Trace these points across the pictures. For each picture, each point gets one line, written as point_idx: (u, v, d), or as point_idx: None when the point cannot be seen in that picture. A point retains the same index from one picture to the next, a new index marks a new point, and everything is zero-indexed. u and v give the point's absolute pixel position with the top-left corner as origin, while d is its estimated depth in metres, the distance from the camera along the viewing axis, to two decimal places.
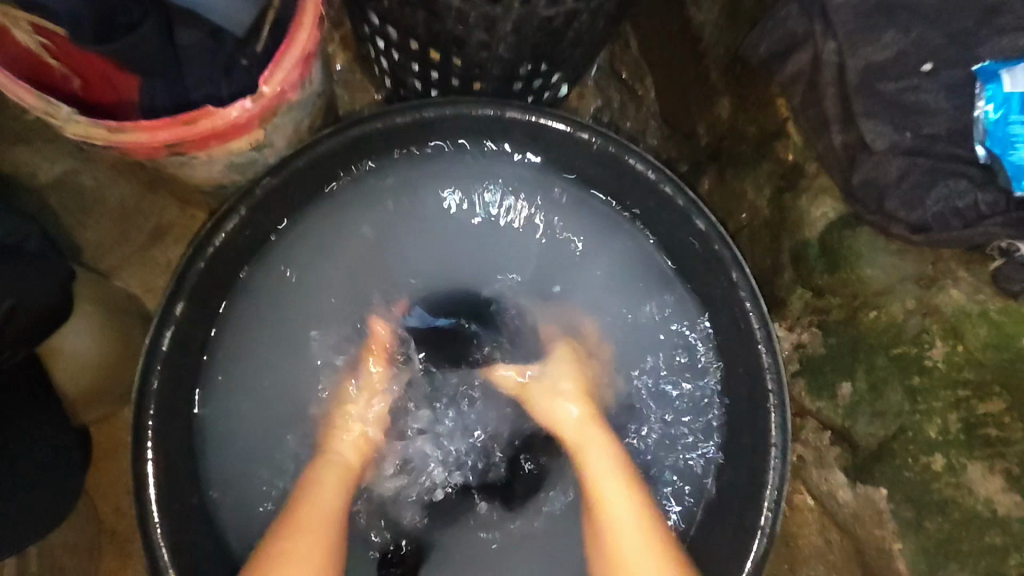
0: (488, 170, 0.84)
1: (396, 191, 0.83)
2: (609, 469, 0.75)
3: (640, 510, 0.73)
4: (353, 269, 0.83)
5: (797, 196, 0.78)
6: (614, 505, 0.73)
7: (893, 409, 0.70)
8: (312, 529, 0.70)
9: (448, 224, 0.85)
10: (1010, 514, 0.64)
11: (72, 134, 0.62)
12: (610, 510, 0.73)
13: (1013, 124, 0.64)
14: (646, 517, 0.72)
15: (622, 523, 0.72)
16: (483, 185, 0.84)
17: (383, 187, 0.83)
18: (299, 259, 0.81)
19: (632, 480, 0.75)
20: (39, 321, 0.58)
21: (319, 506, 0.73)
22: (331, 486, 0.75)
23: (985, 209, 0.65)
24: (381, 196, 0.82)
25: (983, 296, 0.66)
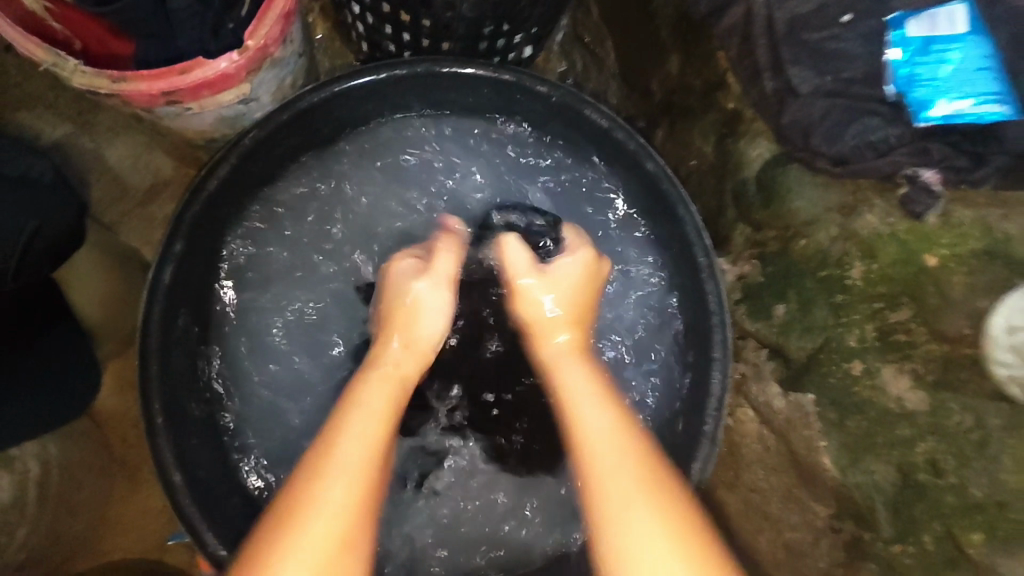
0: (457, 127, 0.94)
1: (380, 154, 0.94)
2: (609, 430, 0.60)
3: (623, 447, 0.59)
4: (336, 217, 0.92)
5: (738, 140, 0.86)
6: (610, 479, 0.57)
7: (819, 323, 0.78)
8: (355, 454, 0.58)
9: (426, 180, 0.94)
10: (918, 408, 0.72)
11: (78, 84, 0.70)
12: (603, 486, 0.57)
13: (915, 65, 0.72)
14: (632, 448, 0.59)
15: (605, 462, 0.58)
16: (453, 141, 0.94)
17: (364, 143, 0.93)
18: (291, 210, 0.91)
19: (646, 451, 0.59)
20: (55, 244, 0.67)
21: (364, 424, 0.62)
22: (379, 419, 0.63)
23: (893, 141, 0.73)
24: (365, 155, 0.93)
25: (892, 219, 0.74)
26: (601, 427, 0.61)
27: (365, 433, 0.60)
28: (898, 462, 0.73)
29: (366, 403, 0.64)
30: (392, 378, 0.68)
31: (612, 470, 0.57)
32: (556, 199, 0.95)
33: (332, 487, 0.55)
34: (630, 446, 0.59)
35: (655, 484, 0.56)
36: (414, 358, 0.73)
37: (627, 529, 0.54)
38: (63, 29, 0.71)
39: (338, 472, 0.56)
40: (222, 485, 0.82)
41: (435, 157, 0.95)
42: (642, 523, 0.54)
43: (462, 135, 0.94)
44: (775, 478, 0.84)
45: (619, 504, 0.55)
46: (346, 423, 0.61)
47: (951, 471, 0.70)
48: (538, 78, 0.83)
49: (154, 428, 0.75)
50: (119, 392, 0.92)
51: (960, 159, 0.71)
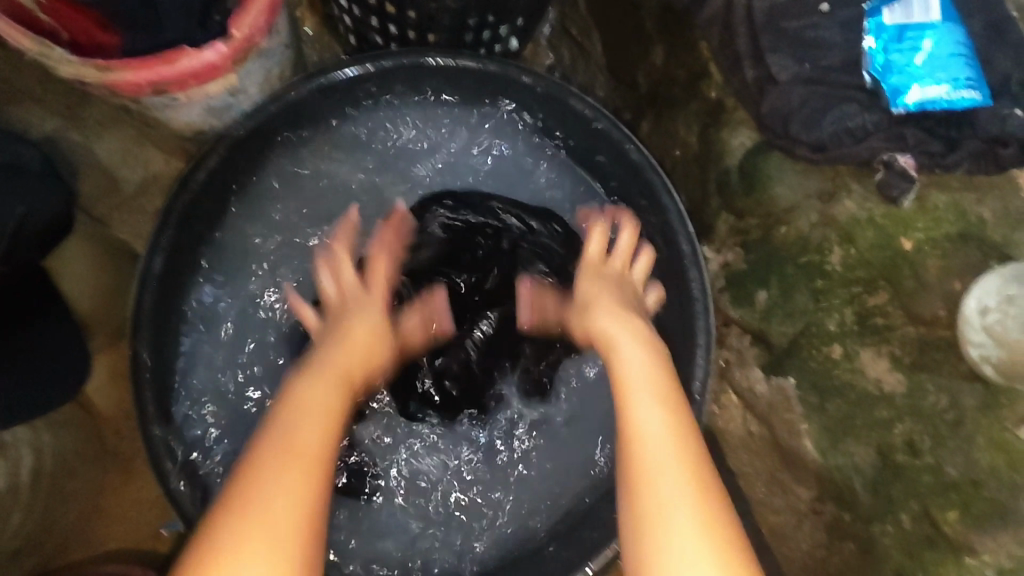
0: (446, 120, 0.94)
1: (365, 146, 0.94)
2: (663, 431, 0.61)
3: (681, 454, 0.59)
4: (328, 208, 0.94)
5: (720, 129, 0.88)
6: (660, 483, 0.57)
7: (800, 308, 0.79)
8: (292, 466, 0.56)
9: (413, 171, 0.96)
10: (895, 391, 0.74)
11: (65, 73, 0.71)
12: (656, 484, 0.58)
13: (890, 52, 0.74)
14: (687, 456, 0.59)
15: (659, 465, 0.58)
16: (442, 134, 0.95)
17: (353, 136, 0.93)
18: (279, 202, 0.92)
19: (699, 460, 0.59)
20: (46, 231, 0.68)
21: (307, 435, 0.60)
22: (317, 416, 0.62)
23: (870, 127, 0.74)
24: (350, 147, 0.94)
25: (870, 204, 0.76)
26: (654, 429, 0.61)
27: (300, 429, 0.60)
28: (877, 444, 0.74)
29: (297, 401, 0.63)
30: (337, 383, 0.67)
31: (664, 471, 0.58)
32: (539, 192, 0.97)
33: (271, 486, 0.54)
34: (681, 447, 0.60)
35: (703, 486, 0.57)
36: (359, 347, 0.73)
37: (675, 545, 0.54)
38: (50, 20, 0.72)
39: (276, 472, 0.55)
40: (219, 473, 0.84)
41: (420, 149, 0.96)
42: (687, 523, 0.55)
43: (450, 128, 0.95)
44: (759, 462, 0.85)
45: (668, 505, 0.56)
46: (286, 424, 0.60)
47: (927, 451, 0.72)
48: (523, 69, 0.84)
49: (145, 415, 0.76)
50: (111, 384, 0.93)
51: (934, 143, 0.72)
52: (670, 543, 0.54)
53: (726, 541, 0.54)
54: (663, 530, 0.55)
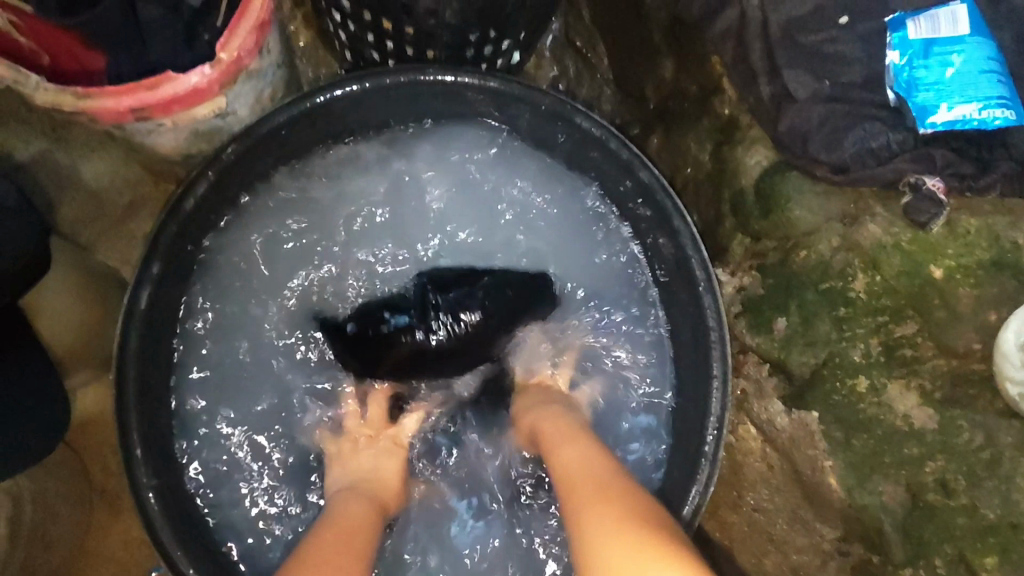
0: (445, 137, 0.90)
1: (364, 168, 0.89)
2: (586, 455, 0.66)
3: (603, 482, 0.61)
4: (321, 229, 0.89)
5: (734, 148, 0.84)
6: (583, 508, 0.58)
7: (822, 338, 0.75)
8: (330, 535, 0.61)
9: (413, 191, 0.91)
10: (926, 426, 0.70)
11: (42, 101, 0.67)
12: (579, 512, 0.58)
13: (916, 68, 0.70)
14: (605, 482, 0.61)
15: (582, 493, 0.60)
16: (440, 151, 0.90)
17: (347, 154, 0.88)
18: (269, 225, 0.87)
19: (613, 483, 0.61)
20: (23, 268, 0.64)
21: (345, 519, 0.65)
22: (362, 522, 0.66)
23: (895, 147, 0.71)
24: (347, 170, 0.89)
25: (895, 229, 0.71)
26: (571, 455, 0.67)
27: (323, 541, 0.60)
28: (907, 483, 0.70)
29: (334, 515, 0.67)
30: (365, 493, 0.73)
31: (575, 484, 0.62)
32: (547, 218, 0.91)
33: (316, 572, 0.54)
34: (590, 461, 0.65)
35: (604, 489, 0.59)
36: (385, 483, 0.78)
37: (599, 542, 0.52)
38: (29, 43, 0.67)
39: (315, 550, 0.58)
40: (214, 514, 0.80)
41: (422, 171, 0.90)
42: (589, 507, 0.57)
43: (450, 145, 0.90)
44: (780, 498, 0.80)
45: (579, 500, 0.59)
46: (328, 525, 0.64)
47: (962, 491, 0.68)
48: (528, 86, 0.80)
49: (132, 460, 0.72)
50: (99, 418, 0.89)
51: (965, 165, 0.69)
52: (579, 515, 0.57)
53: (622, 512, 0.55)
54: (574, 519, 0.57)
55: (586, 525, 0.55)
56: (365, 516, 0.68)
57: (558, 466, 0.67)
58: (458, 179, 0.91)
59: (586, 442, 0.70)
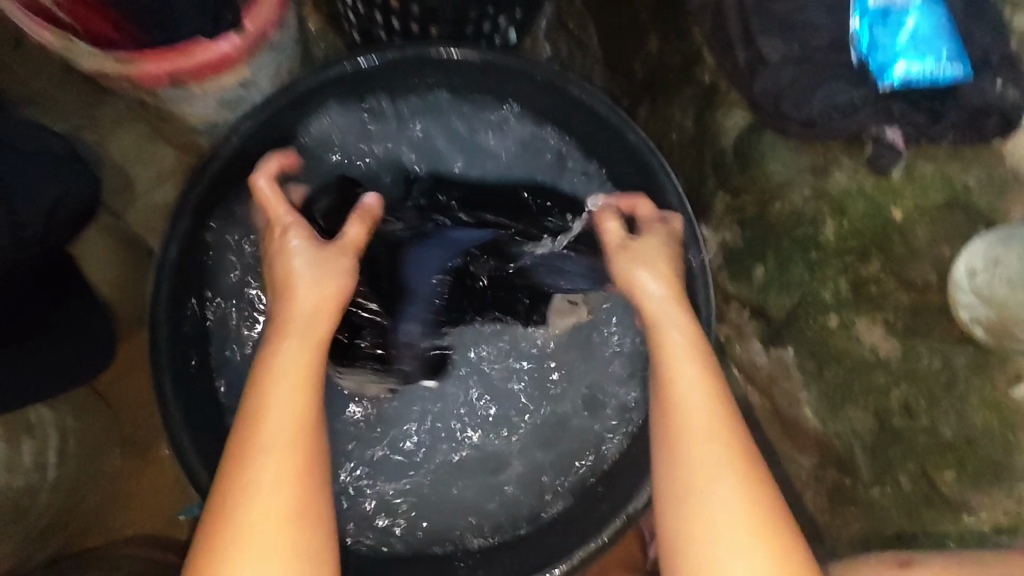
0: (446, 108, 0.96)
1: (367, 133, 0.96)
2: (697, 377, 0.66)
3: (726, 436, 0.63)
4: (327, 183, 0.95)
5: (714, 112, 0.91)
6: (713, 463, 0.62)
7: (796, 281, 0.82)
8: (282, 405, 0.61)
9: (415, 154, 0.97)
10: (890, 356, 0.76)
11: (88, 66, 0.74)
12: (703, 462, 0.62)
13: (874, 31, 0.76)
14: (732, 439, 0.63)
15: (699, 439, 0.63)
16: (442, 120, 0.97)
17: (355, 125, 0.95)
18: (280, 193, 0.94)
19: (737, 439, 0.63)
20: (77, 215, 0.71)
21: (275, 426, 0.60)
22: (283, 393, 0.62)
23: (858, 104, 0.75)
24: (355, 139, 0.96)
25: (860, 177, 0.79)
26: (684, 387, 0.66)
27: (276, 518, 0.57)
28: (874, 409, 0.77)
29: (283, 393, 0.62)
30: (290, 389, 0.62)
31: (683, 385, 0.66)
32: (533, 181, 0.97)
33: (270, 489, 0.57)
34: (703, 404, 0.65)
35: (733, 444, 0.63)
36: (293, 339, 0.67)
37: (722, 554, 0.59)
38: (71, 19, 0.71)
39: (265, 446, 0.59)
40: None
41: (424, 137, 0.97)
42: (721, 478, 0.61)
43: (451, 114, 0.97)
44: (761, 432, 0.89)
45: (687, 432, 0.64)
46: (250, 456, 0.59)
47: (923, 412, 0.74)
48: (524, 57, 0.86)
49: (166, 397, 0.79)
50: (132, 372, 0.97)
51: (918, 116, 0.74)
52: (693, 477, 0.62)
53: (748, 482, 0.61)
54: (707, 490, 0.61)
55: (717, 513, 0.60)
56: (302, 375, 0.64)
57: (671, 387, 0.67)
58: (451, 145, 0.97)
59: (698, 365, 0.67)
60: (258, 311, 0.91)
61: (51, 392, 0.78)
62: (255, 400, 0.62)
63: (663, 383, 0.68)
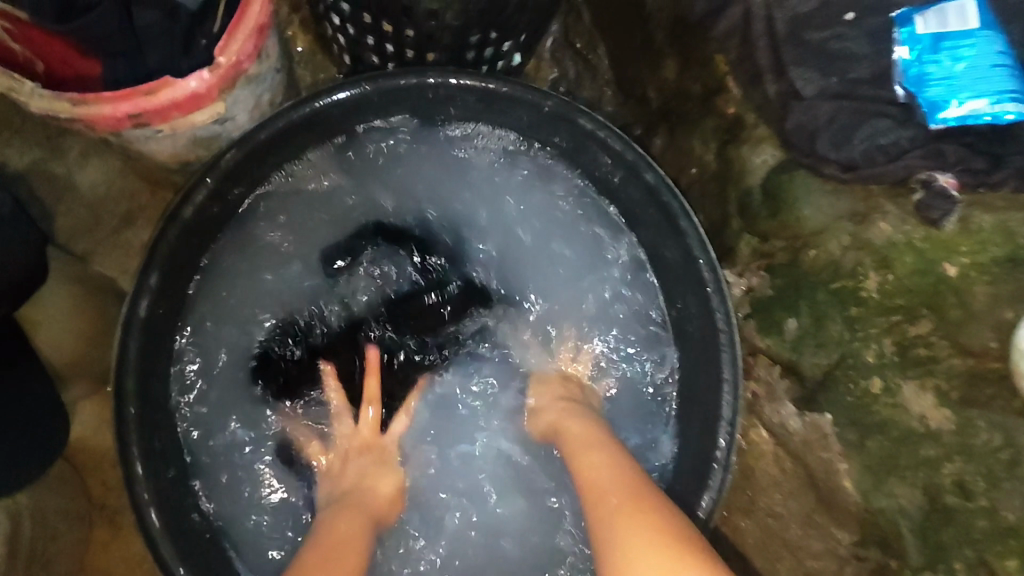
0: (441, 138, 0.88)
1: (362, 156, 0.87)
2: (603, 455, 0.69)
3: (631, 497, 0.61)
4: (312, 207, 0.86)
5: (739, 146, 0.82)
6: (611, 518, 0.60)
7: (834, 338, 0.73)
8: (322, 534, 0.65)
9: (408, 177, 0.89)
10: (942, 427, 0.68)
11: (38, 108, 0.66)
12: (609, 520, 0.60)
13: (926, 63, 0.69)
14: (637, 504, 0.60)
15: (607, 512, 0.61)
16: (435, 149, 0.88)
17: (343, 154, 0.86)
18: (258, 233, 0.84)
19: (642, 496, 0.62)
20: (18, 277, 0.64)
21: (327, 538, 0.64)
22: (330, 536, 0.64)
23: (906, 144, 0.69)
24: (342, 164, 0.86)
25: (907, 227, 0.70)
26: (595, 475, 0.66)
27: None
28: (923, 485, 0.69)
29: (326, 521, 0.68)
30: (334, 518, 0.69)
31: (584, 462, 0.69)
32: (536, 220, 0.89)
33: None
34: (608, 478, 0.65)
35: (640, 502, 0.61)
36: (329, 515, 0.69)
37: None
38: (25, 51, 0.67)
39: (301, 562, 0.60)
40: (231, 525, 0.79)
41: (419, 159, 0.88)
42: (635, 541, 0.57)
43: (447, 144, 0.88)
44: (793, 503, 0.79)
45: (601, 502, 0.62)
46: None
47: (981, 493, 0.66)
48: (531, 87, 0.78)
49: (133, 475, 0.70)
50: (98, 432, 0.88)
51: (976, 160, 0.67)
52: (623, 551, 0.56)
53: (655, 528, 0.57)
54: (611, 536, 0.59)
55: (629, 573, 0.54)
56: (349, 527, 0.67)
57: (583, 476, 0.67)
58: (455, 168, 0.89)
59: (603, 453, 0.69)
60: (227, 373, 0.82)
61: (26, 479, 0.72)
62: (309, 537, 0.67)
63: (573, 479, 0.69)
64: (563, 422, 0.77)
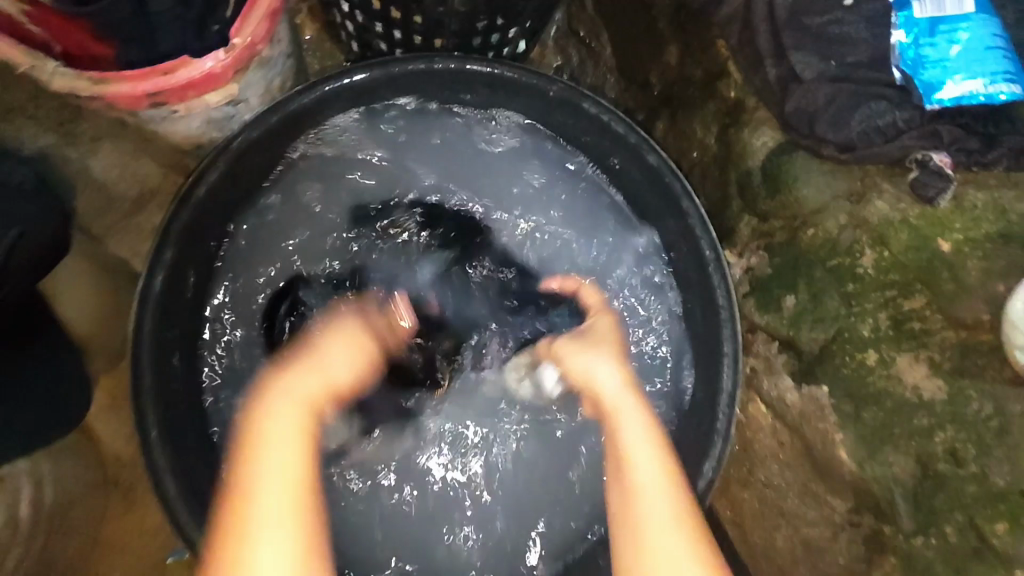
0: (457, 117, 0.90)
1: (388, 139, 0.91)
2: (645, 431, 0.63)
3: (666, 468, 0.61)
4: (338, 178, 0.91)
5: (740, 129, 0.84)
6: (651, 492, 0.59)
7: (831, 313, 0.76)
8: (282, 444, 0.55)
9: (429, 153, 0.93)
10: (935, 397, 0.71)
11: (59, 88, 0.68)
12: (644, 495, 0.59)
13: (922, 47, 0.71)
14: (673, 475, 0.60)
15: (643, 481, 0.60)
16: (452, 126, 0.91)
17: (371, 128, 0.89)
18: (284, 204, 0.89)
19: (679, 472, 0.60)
20: (41, 254, 0.65)
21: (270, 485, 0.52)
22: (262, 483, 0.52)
23: (902, 125, 0.71)
24: (367, 136, 0.90)
25: (903, 204, 0.73)
26: (638, 451, 0.61)
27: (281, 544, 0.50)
28: (916, 453, 0.72)
29: (278, 426, 0.56)
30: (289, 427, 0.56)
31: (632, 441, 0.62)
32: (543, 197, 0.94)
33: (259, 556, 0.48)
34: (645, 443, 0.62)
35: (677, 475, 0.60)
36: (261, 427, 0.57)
37: None
38: (44, 34, 0.66)
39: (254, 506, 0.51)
40: None
41: (439, 134, 0.92)
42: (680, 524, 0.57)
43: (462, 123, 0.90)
44: (790, 473, 0.82)
45: (645, 493, 0.59)
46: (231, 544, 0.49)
47: (972, 459, 0.69)
48: (535, 72, 0.80)
49: (150, 445, 0.72)
50: (113, 408, 0.90)
51: (970, 140, 0.70)
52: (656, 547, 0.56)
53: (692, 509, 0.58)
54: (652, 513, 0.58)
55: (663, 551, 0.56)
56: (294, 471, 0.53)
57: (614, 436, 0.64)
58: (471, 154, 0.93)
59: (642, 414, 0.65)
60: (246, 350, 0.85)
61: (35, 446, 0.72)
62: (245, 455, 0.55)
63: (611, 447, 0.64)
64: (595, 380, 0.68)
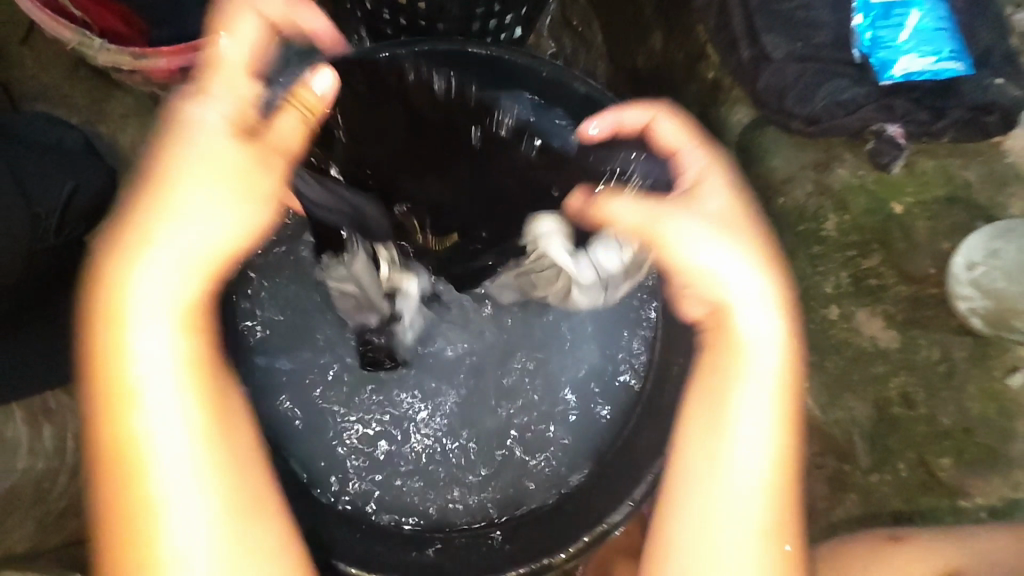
0: None
1: None
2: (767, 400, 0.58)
3: (778, 477, 0.58)
4: None
5: (718, 108, 0.91)
6: (738, 471, 0.58)
7: (798, 275, 0.83)
8: (157, 391, 0.52)
9: None
10: (890, 346, 0.78)
11: (104, 61, 0.75)
12: (726, 470, 0.58)
13: (878, 29, 0.78)
14: (784, 487, 0.58)
15: (745, 467, 0.58)
16: None
17: None
18: None
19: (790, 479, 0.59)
20: (94, 207, 0.75)
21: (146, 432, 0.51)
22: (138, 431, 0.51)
23: (861, 100, 0.77)
24: None
25: (862, 172, 0.80)
26: (747, 430, 0.58)
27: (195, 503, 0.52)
28: (874, 398, 0.79)
29: (143, 362, 0.52)
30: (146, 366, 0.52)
31: (746, 407, 0.58)
32: None
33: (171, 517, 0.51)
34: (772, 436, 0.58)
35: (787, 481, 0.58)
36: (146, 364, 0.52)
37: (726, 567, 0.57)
38: (84, 16, 0.76)
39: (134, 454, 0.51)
40: None
41: None
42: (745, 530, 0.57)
43: None
44: None
45: (728, 467, 0.58)
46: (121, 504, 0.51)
47: (921, 402, 0.76)
48: None
49: None
50: None
51: (921, 112, 0.76)
52: (718, 519, 0.58)
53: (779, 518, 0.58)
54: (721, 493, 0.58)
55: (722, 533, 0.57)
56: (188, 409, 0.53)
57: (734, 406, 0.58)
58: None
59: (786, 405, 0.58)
60: None
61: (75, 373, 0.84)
62: (117, 403, 0.52)
63: (712, 411, 0.59)
64: (728, 322, 0.60)
